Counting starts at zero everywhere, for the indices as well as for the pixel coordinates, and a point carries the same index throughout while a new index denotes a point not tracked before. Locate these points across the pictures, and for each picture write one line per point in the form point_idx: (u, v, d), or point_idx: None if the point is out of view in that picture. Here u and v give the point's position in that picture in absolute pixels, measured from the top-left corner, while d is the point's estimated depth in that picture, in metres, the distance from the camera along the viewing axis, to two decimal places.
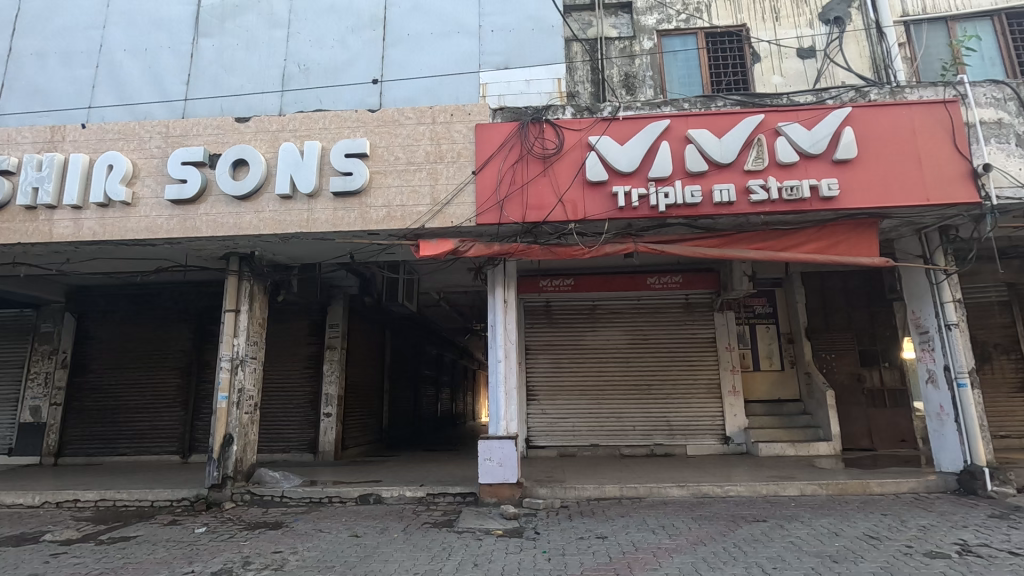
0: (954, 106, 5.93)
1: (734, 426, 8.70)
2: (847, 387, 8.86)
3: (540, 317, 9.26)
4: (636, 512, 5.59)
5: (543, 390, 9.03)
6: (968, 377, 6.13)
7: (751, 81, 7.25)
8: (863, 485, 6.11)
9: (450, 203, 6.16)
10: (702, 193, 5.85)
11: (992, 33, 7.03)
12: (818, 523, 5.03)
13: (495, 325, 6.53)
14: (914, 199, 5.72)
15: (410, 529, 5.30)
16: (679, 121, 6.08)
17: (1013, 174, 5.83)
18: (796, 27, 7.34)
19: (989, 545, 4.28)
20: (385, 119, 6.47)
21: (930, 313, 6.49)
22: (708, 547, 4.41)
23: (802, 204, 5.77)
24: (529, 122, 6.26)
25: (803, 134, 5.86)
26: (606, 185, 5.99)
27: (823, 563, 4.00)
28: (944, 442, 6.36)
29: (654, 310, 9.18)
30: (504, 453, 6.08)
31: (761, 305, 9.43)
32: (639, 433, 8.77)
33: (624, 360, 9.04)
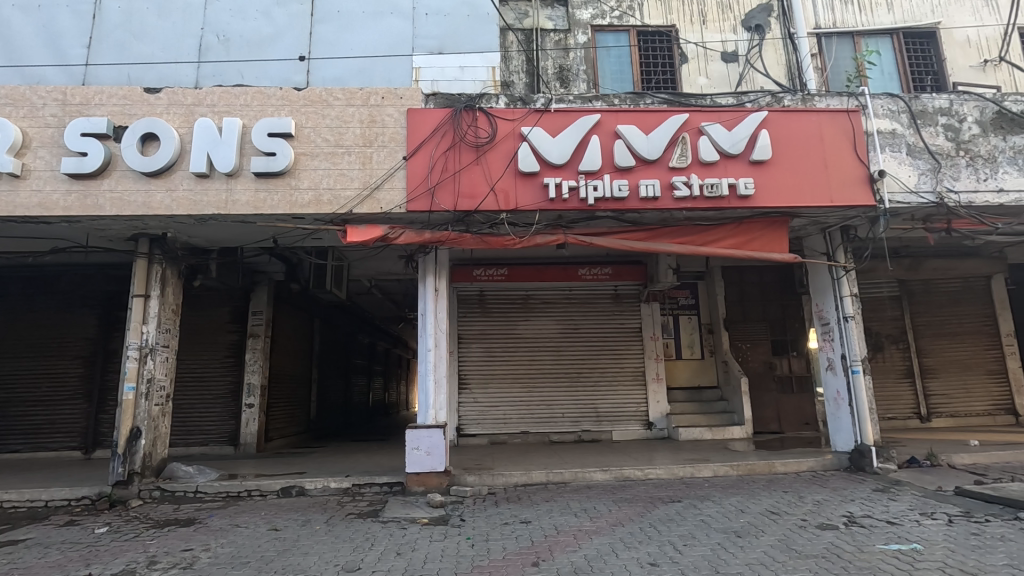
0: (855, 116, 6.44)
1: (657, 412, 9.11)
2: (760, 374, 9.47)
3: (473, 306, 9.25)
4: (560, 496, 5.75)
5: (475, 379, 9.04)
6: (861, 365, 6.71)
7: (678, 81, 7.52)
8: (769, 466, 6.58)
9: (380, 187, 6.02)
10: (630, 187, 6.03)
11: (891, 49, 7.66)
12: (727, 501, 5.37)
13: (425, 313, 6.46)
14: (819, 200, 6.18)
15: (333, 520, 5.20)
16: (609, 116, 6.23)
17: (903, 180, 6.38)
18: (720, 32, 7.67)
19: (872, 516, 4.73)
20: (312, 98, 6.20)
21: (831, 305, 7.04)
22: (626, 528, 4.61)
23: (721, 201, 6.08)
24: (462, 109, 6.20)
25: (724, 134, 6.16)
26: (538, 176, 6.05)
27: (728, 538, 4.29)
28: (839, 424, 6.94)
29: (585, 300, 9.42)
30: (432, 442, 6.06)
31: (684, 297, 9.90)
32: (568, 420, 8.99)
33: (555, 349, 9.23)
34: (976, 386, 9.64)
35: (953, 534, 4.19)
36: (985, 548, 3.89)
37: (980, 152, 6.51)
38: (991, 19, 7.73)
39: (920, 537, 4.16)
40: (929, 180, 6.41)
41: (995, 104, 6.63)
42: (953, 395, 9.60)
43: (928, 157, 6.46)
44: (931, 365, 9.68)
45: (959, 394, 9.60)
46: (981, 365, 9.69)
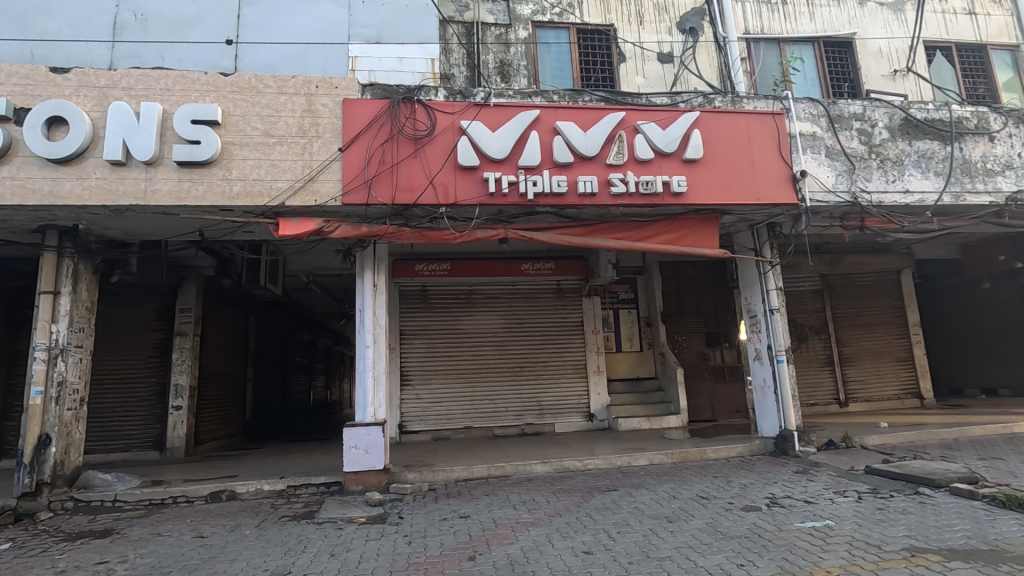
0: (780, 118, 6.78)
1: (598, 404, 9.32)
2: (695, 365, 9.85)
3: (415, 301, 9.12)
4: (500, 490, 5.78)
5: (417, 375, 8.92)
6: (785, 354, 7.11)
7: (616, 79, 7.67)
8: (701, 453, 6.86)
9: (314, 179, 5.82)
10: (569, 183, 6.12)
11: (813, 56, 8.11)
12: (660, 488, 5.56)
13: (363, 309, 6.31)
14: (746, 198, 6.48)
15: (265, 524, 5.01)
16: (548, 112, 6.28)
17: (822, 180, 6.78)
18: (657, 33, 7.88)
19: (792, 497, 5.03)
20: (240, 85, 5.92)
21: (758, 298, 7.40)
22: (563, 518, 4.70)
23: (656, 198, 6.26)
24: (401, 101, 6.08)
25: (658, 133, 6.36)
26: (477, 171, 6.03)
27: (659, 524, 4.44)
28: (765, 411, 7.32)
29: (528, 295, 9.49)
30: (371, 440, 5.95)
31: (624, 291, 10.15)
32: (511, 414, 9.05)
33: (498, 344, 9.26)
34: (887, 372, 10.41)
35: (862, 510, 4.52)
36: (889, 521, 4.22)
37: (889, 155, 7.01)
38: (900, 32, 8.33)
39: (832, 513, 4.47)
40: (845, 181, 6.84)
41: (902, 111, 7.15)
42: (868, 381, 10.33)
43: (844, 159, 6.89)
44: (849, 353, 10.37)
45: (873, 380, 10.34)
46: (891, 353, 10.49)
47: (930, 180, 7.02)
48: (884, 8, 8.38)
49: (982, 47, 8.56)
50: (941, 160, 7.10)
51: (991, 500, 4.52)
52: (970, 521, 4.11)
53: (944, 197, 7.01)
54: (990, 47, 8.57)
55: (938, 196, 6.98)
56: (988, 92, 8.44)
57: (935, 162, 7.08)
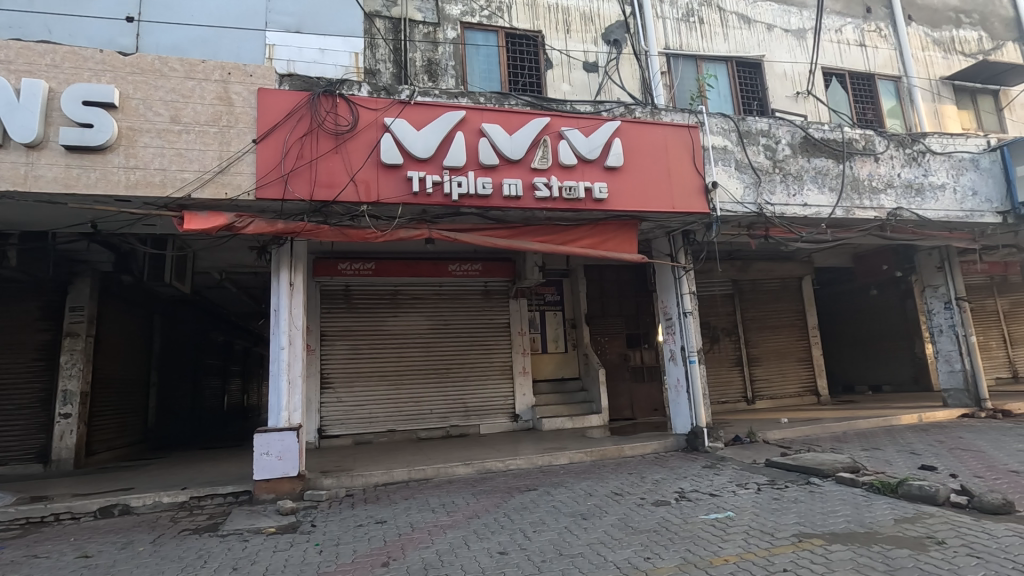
0: (695, 132, 7.17)
1: (523, 405, 9.42)
2: (616, 365, 10.19)
3: (337, 301, 8.82)
4: (420, 493, 5.71)
5: (338, 377, 8.63)
6: (697, 355, 7.51)
7: (543, 85, 7.81)
8: (618, 450, 7.12)
9: (224, 171, 5.49)
10: (493, 185, 6.15)
11: (726, 74, 8.64)
12: (578, 486, 5.71)
13: (279, 309, 6.03)
14: (663, 205, 6.80)
15: (162, 539, 4.67)
16: (474, 114, 6.29)
17: (731, 192, 7.22)
18: (583, 42, 8.08)
19: (699, 490, 5.31)
20: (141, 66, 5.48)
21: (673, 301, 7.77)
22: (481, 520, 4.71)
23: (578, 203, 6.43)
24: (321, 94, 5.87)
25: (581, 140, 6.53)
26: (401, 169, 5.93)
27: (574, 521, 4.55)
28: (679, 409, 7.69)
29: (454, 296, 9.44)
30: (284, 445, 5.69)
31: (550, 293, 10.31)
32: (436, 416, 8.96)
33: (424, 345, 9.14)
34: (789, 371, 11.23)
35: (760, 501, 4.84)
36: (782, 510, 4.55)
37: (790, 170, 7.57)
38: (802, 57, 9.05)
39: (733, 505, 4.77)
40: (752, 193, 7.32)
41: (802, 131, 7.75)
42: (773, 380, 11.10)
43: (751, 172, 7.37)
44: (755, 353, 11.11)
45: (777, 378, 11.12)
46: (793, 353, 11.33)
47: (825, 195, 7.66)
48: (789, 34, 9.06)
49: (871, 76, 9.46)
50: (835, 177, 7.76)
51: (869, 487, 4.98)
52: (851, 507, 4.51)
53: (837, 211, 7.67)
54: (878, 77, 9.48)
55: (831, 210, 7.63)
56: (875, 117, 9.34)
57: (829, 178, 7.72)
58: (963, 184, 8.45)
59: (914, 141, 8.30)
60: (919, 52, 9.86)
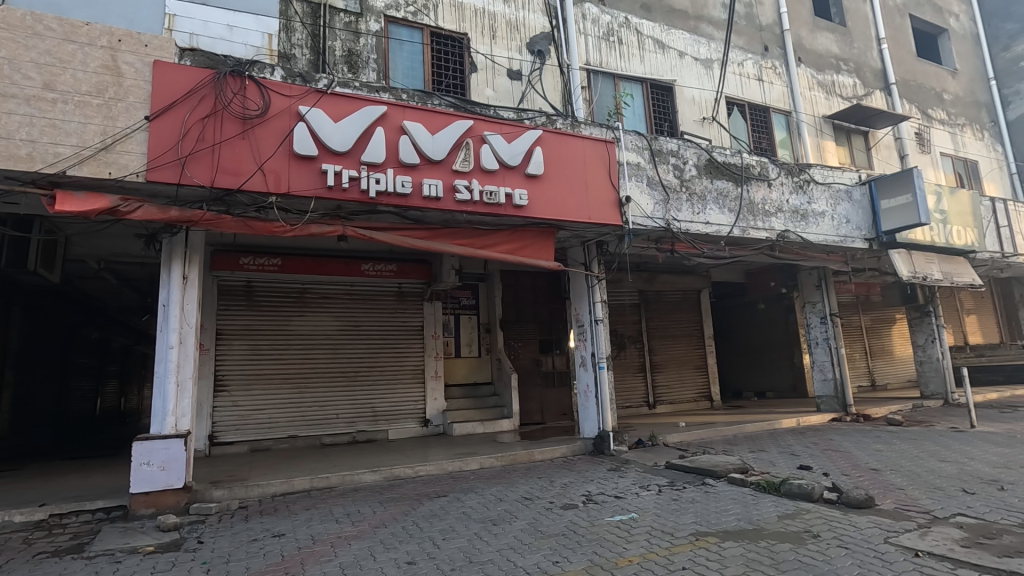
0: (611, 147, 7.45)
1: (433, 409, 9.27)
2: (528, 370, 10.32)
3: (238, 298, 8.20)
4: (323, 503, 5.42)
5: (235, 379, 8.01)
6: (606, 361, 7.77)
7: (467, 88, 7.79)
8: (528, 455, 7.20)
9: (108, 148, 4.92)
10: (413, 185, 6.01)
11: (641, 95, 9.09)
12: (489, 491, 5.68)
13: (168, 304, 5.48)
14: (580, 215, 7.00)
15: (12, 564, 4.06)
16: (396, 110, 6.11)
17: (643, 206, 7.57)
18: (508, 49, 8.14)
19: (605, 493, 5.49)
20: (9, 21, 4.79)
21: (585, 309, 7.99)
22: (388, 529, 4.54)
23: (498, 208, 6.46)
24: (228, 74, 5.45)
25: (503, 146, 6.57)
26: (315, 161, 5.63)
27: (484, 527, 4.52)
28: (587, 413, 7.90)
29: (367, 297, 9.10)
30: (168, 455, 5.18)
31: (466, 297, 10.27)
32: (342, 421, 8.58)
33: (332, 347, 8.72)
34: (687, 377, 11.96)
35: (661, 502, 5.08)
36: (680, 510, 4.80)
37: (696, 190, 8.07)
38: (709, 85, 9.73)
39: (636, 506, 4.97)
40: (661, 209, 7.72)
41: (707, 154, 8.30)
42: (672, 386, 11.76)
43: (661, 190, 7.78)
44: (658, 360, 11.72)
45: (675, 384, 11.79)
46: (690, 361, 12.08)
47: (725, 215, 8.26)
48: (698, 63, 9.70)
49: (766, 109, 10.35)
50: (733, 199, 8.39)
51: (756, 486, 5.40)
52: (740, 505, 4.86)
53: (734, 230, 8.29)
54: (772, 110, 10.39)
55: (730, 229, 8.24)
56: (769, 146, 10.24)
57: (728, 200, 8.34)
58: (839, 213, 9.46)
59: (801, 171, 9.18)
60: (807, 91, 10.93)
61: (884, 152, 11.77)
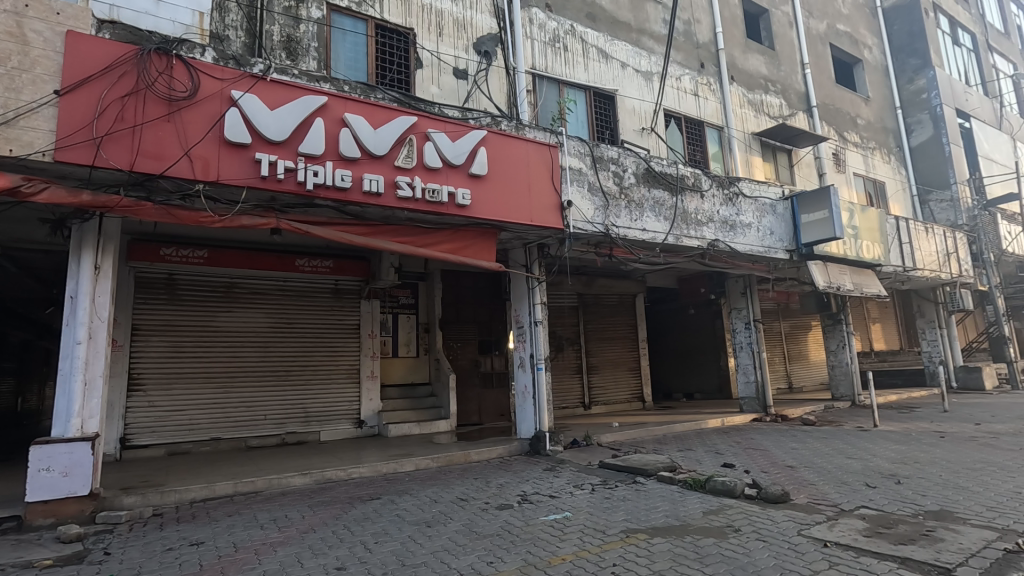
0: (554, 151, 7.57)
1: (368, 410, 9.05)
2: (467, 371, 10.28)
3: (158, 291, 7.67)
4: (247, 508, 5.16)
5: (152, 378, 7.49)
6: (544, 363, 7.86)
7: (412, 84, 7.67)
8: (465, 456, 7.16)
9: (10, 123, 4.48)
10: (353, 179, 5.84)
11: (584, 102, 9.29)
12: (424, 493, 5.61)
13: (77, 296, 5.05)
14: (522, 217, 7.05)
15: None
16: (337, 101, 5.93)
17: (583, 211, 7.73)
18: (454, 47, 8.08)
19: (540, 493, 5.54)
20: None
21: (525, 310, 8.05)
22: (318, 534, 4.39)
23: (441, 207, 6.39)
24: (153, 51, 5.10)
25: (447, 144, 6.52)
26: (248, 149, 5.37)
27: (419, 530, 4.45)
28: (524, 414, 7.96)
29: (300, 293, 8.76)
30: (72, 459, 4.78)
31: (405, 296, 10.11)
32: (271, 422, 8.22)
33: (262, 345, 8.33)
34: (621, 379, 12.31)
35: (593, 500, 5.19)
36: (612, 508, 4.93)
37: (634, 198, 8.33)
38: (648, 96, 10.07)
39: (570, 505, 5.06)
40: (601, 215, 7.92)
41: (646, 163, 8.58)
42: (607, 387, 12.06)
43: (601, 196, 7.97)
44: (594, 362, 12.00)
45: (610, 386, 12.10)
46: (625, 363, 12.43)
47: (661, 223, 8.57)
48: (639, 74, 10.02)
49: (701, 123, 10.85)
50: (669, 208, 8.72)
51: (683, 484, 5.64)
52: (668, 502, 5.05)
53: (669, 238, 8.62)
54: (706, 125, 10.89)
55: (664, 237, 8.56)
56: (702, 159, 10.73)
57: (664, 209, 8.66)
58: (764, 225, 10.04)
59: (731, 184, 9.68)
60: (738, 109, 11.53)
61: (805, 170, 12.63)
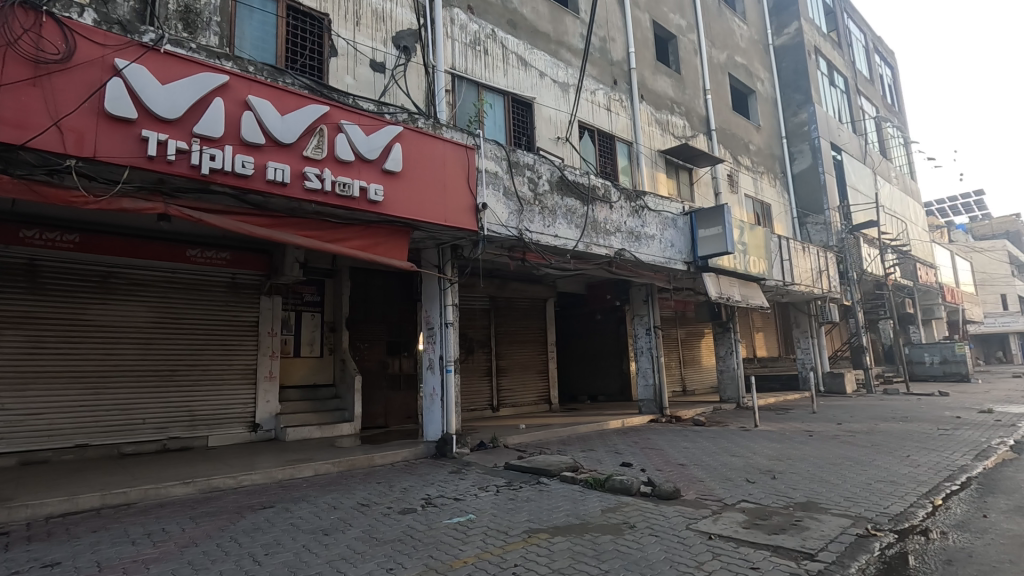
0: (472, 153, 7.56)
1: (264, 413, 8.52)
2: (374, 372, 9.99)
3: (16, 279, 6.74)
4: (117, 522, 4.64)
5: (3, 378, 6.54)
6: (453, 364, 7.81)
7: (324, 72, 7.33)
8: (368, 459, 6.93)
9: None
10: (255, 167, 5.47)
11: (501, 107, 9.38)
12: (322, 499, 5.35)
13: None
14: (437, 217, 6.97)
15: None
16: (240, 82, 5.54)
17: (498, 214, 7.78)
18: (372, 39, 7.82)
19: (444, 496, 5.48)
20: None
21: (436, 312, 7.96)
22: (200, 548, 4.04)
23: (351, 202, 6.15)
24: (18, 6, 4.50)
25: (360, 137, 6.30)
26: (133, 125, 4.87)
27: (314, 538, 4.23)
28: (431, 416, 7.86)
29: (191, 286, 8.06)
30: None
31: (310, 293, 9.62)
32: (150, 427, 7.47)
33: (143, 342, 7.56)
34: (529, 381, 12.52)
35: (497, 502, 5.22)
36: (515, 509, 4.98)
37: (547, 205, 8.51)
38: (564, 107, 10.36)
39: (474, 508, 5.05)
40: (514, 219, 8.01)
41: (560, 172, 8.80)
42: (515, 389, 12.21)
43: (515, 200, 8.07)
44: (503, 365, 12.11)
45: (519, 388, 12.27)
46: (533, 366, 12.66)
47: (572, 230, 8.83)
48: (555, 85, 10.29)
49: (613, 137, 11.34)
50: (580, 216, 9.02)
51: (584, 483, 5.82)
52: (569, 501, 5.20)
53: (579, 245, 8.91)
54: (617, 139, 11.40)
55: (575, 244, 8.83)
56: (612, 171, 11.22)
57: (575, 217, 8.94)
58: (665, 237, 10.66)
59: (638, 197, 10.20)
60: (646, 126, 12.17)
61: (703, 188, 13.58)
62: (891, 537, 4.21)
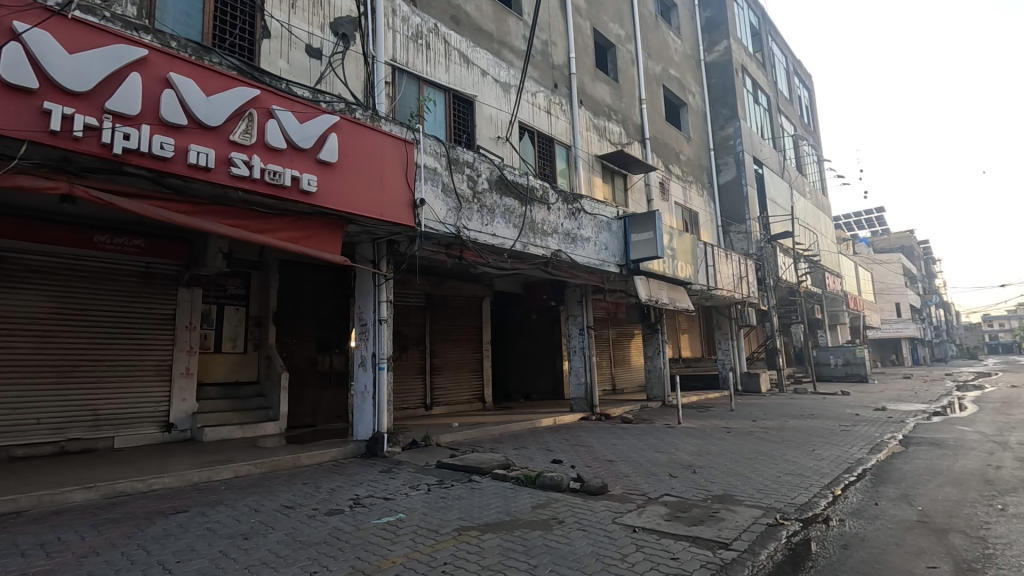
0: (411, 148, 7.44)
1: (180, 412, 8.01)
2: (302, 369, 9.62)
3: None
4: (3, 533, 4.21)
5: None
6: (386, 362, 7.65)
7: (256, 54, 6.96)
8: (293, 460, 6.67)
9: None
10: (175, 149, 5.13)
11: (442, 103, 9.30)
12: (242, 502, 5.09)
13: None
14: (373, 211, 6.81)
15: None
16: (161, 58, 5.17)
17: (436, 211, 7.71)
18: (308, 23, 7.52)
19: (373, 496, 5.37)
20: None
21: (369, 308, 7.77)
22: (101, 557, 3.74)
23: (282, 191, 5.89)
24: None
25: (293, 124, 6.05)
26: (34, 96, 4.43)
27: (232, 543, 4.03)
28: (362, 415, 7.67)
29: (98, 275, 7.44)
30: None
31: (234, 285, 9.11)
32: (46, 427, 6.81)
33: (40, 334, 6.89)
34: (463, 380, 12.49)
35: (428, 501, 5.17)
36: (446, 508, 4.95)
37: (486, 203, 8.52)
38: (505, 107, 10.42)
39: (404, 507, 4.98)
40: (452, 216, 7.95)
41: (499, 171, 8.84)
42: (449, 388, 12.14)
43: (454, 197, 8.02)
44: (437, 362, 12.00)
45: (452, 386, 12.20)
46: (467, 364, 12.64)
47: (510, 229, 8.89)
48: (497, 84, 10.32)
49: (552, 140, 11.52)
50: (518, 216, 9.09)
51: (516, 481, 5.89)
52: (500, 498, 5.24)
53: (516, 244, 8.98)
54: (556, 142, 11.60)
55: (512, 243, 8.89)
56: (550, 173, 11.41)
57: (514, 216, 9.01)
58: (600, 240, 10.96)
59: (575, 199, 10.42)
60: (585, 131, 12.46)
61: (636, 194, 14.07)
62: (797, 526, 4.55)
